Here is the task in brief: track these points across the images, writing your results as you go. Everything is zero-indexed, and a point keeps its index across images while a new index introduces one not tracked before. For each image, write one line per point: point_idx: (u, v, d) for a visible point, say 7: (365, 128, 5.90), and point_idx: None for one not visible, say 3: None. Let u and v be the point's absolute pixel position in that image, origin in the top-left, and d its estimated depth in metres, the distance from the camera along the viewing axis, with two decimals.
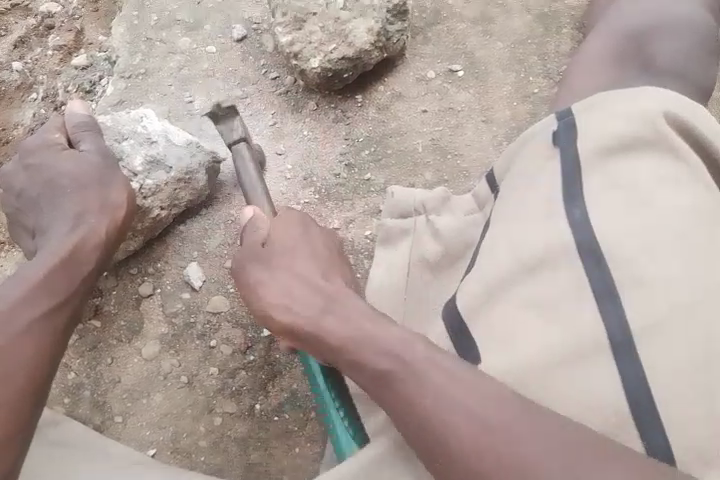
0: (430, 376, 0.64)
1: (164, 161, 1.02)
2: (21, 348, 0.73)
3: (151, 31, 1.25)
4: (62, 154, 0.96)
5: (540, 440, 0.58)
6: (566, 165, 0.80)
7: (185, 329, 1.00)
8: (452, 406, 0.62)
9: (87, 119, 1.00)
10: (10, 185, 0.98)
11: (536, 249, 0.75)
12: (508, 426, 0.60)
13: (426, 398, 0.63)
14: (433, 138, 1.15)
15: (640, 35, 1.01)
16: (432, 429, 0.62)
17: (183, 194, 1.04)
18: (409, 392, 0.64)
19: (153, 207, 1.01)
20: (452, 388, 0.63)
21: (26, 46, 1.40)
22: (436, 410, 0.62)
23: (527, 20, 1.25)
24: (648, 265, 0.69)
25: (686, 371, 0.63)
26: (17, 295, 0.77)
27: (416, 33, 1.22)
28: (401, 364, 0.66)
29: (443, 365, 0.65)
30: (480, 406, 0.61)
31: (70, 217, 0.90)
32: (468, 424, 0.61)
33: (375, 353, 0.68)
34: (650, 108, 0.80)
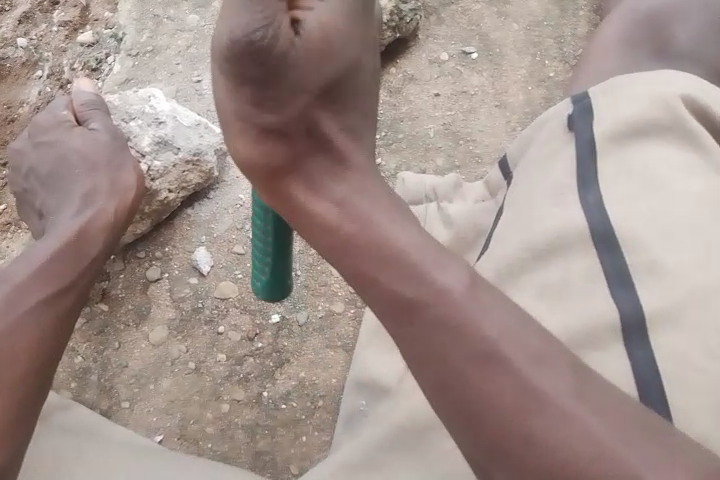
0: (473, 318, 0.53)
1: (172, 142, 1.00)
2: (26, 336, 0.71)
3: (160, 7, 1.22)
4: (71, 132, 0.95)
5: (596, 413, 0.49)
6: (582, 149, 0.78)
7: (193, 314, 0.99)
8: (496, 357, 0.51)
9: (94, 97, 0.99)
10: (19, 163, 0.97)
11: (551, 240, 0.73)
12: (560, 391, 0.50)
13: (455, 341, 0.52)
14: (445, 123, 1.12)
15: (663, 17, 0.97)
16: (465, 380, 0.51)
17: (192, 176, 1.02)
18: (449, 328, 0.53)
19: (162, 190, 0.99)
20: (504, 334, 0.53)
21: (31, 22, 1.36)
22: (473, 358, 0.51)
23: (544, 1, 1.21)
24: (663, 255, 0.67)
25: (701, 361, 0.61)
26: (23, 276, 0.76)
27: (430, 13, 1.19)
28: (440, 294, 0.55)
29: (490, 307, 0.55)
30: (527, 364, 0.51)
31: (78, 196, 0.88)
32: (513, 379, 0.50)
33: (407, 278, 0.56)
34: (669, 92, 0.77)
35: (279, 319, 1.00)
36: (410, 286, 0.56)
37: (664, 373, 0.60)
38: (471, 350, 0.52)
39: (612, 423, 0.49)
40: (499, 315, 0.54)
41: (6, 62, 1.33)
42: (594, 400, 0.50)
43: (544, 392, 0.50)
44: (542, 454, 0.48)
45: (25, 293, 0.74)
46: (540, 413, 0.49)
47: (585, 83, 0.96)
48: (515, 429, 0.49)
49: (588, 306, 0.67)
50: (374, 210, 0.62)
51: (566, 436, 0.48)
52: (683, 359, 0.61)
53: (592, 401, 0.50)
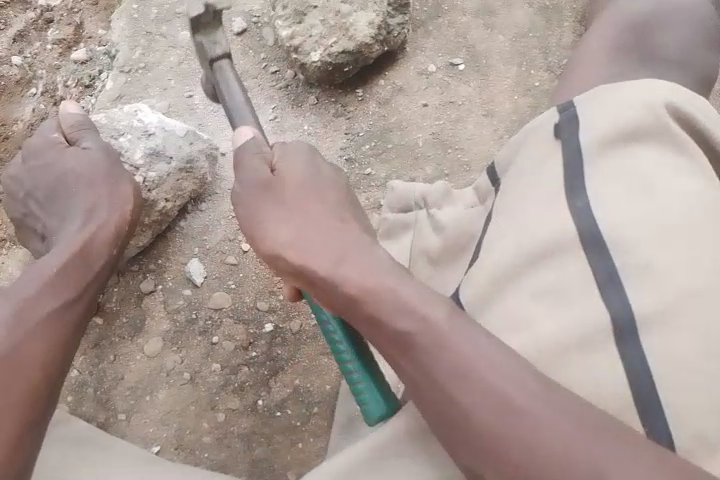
0: (454, 343, 0.60)
1: (164, 152, 1.01)
2: (35, 350, 0.72)
3: (151, 24, 1.23)
4: (64, 153, 0.95)
5: (566, 419, 0.56)
6: (570, 156, 0.80)
7: (188, 326, 1.00)
8: (476, 378, 0.58)
9: (82, 117, 0.98)
10: (16, 188, 0.99)
11: (543, 244, 0.74)
12: (530, 400, 0.57)
13: (440, 364, 0.60)
14: (434, 133, 1.14)
15: (644, 26, 0.99)
16: (449, 392, 0.59)
17: (186, 184, 1.03)
18: (431, 353, 0.60)
19: (159, 200, 1.00)
20: (479, 354, 0.59)
21: (26, 40, 1.39)
22: (455, 379, 0.59)
23: (529, 12, 1.24)
24: (654, 258, 0.68)
25: (693, 359, 0.63)
26: (31, 292, 0.77)
27: (417, 25, 1.21)
28: (426, 324, 0.61)
29: (470, 330, 0.61)
30: (503, 380, 0.58)
31: (81, 212, 0.89)
32: (490, 395, 0.58)
33: (398, 310, 0.63)
34: (654, 99, 0.79)
35: (273, 329, 1.00)
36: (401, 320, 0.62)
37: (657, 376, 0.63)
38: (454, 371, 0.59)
39: (583, 424, 0.55)
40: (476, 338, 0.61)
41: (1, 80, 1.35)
42: (562, 406, 0.56)
43: (516, 402, 0.57)
44: (522, 458, 0.55)
45: (31, 308, 0.75)
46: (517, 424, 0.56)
47: (570, 92, 0.97)
48: (495, 437, 0.56)
49: (576, 308, 0.69)
50: (358, 252, 0.68)
51: (539, 440, 0.55)
52: (674, 357, 0.63)
53: (559, 405, 0.57)
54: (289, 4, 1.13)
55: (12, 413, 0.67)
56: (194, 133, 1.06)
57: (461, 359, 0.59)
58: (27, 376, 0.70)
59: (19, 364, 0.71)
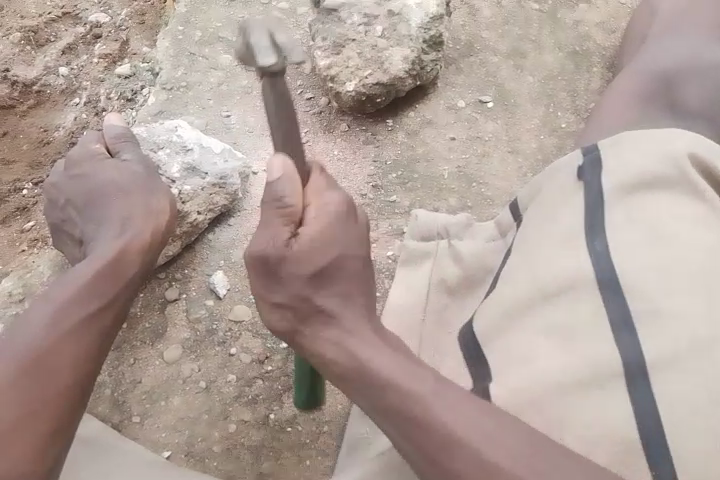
0: (432, 406, 0.63)
1: (200, 168, 1.07)
2: (68, 352, 0.76)
3: (195, 45, 1.30)
4: (103, 163, 1.01)
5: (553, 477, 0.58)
6: (591, 200, 0.82)
7: (207, 336, 1.02)
8: (457, 444, 0.60)
9: (122, 130, 1.05)
10: (55, 195, 1.03)
11: (559, 282, 0.76)
12: (515, 464, 0.59)
13: (426, 432, 0.62)
14: (459, 166, 1.17)
15: (671, 76, 1.02)
16: (433, 459, 0.61)
17: (218, 198, 1.07)
18: (414, 424, 0.62)
19: (191, 212, 1.04)
20: (457, 420, 0.62)
21: (74, 52, 1.46)
22: (438, 444, 0.61)
23: (559, 57, 1.28)
24: (667, 303, 0.69)
25: (702, 406, 0.64)
26: (67, 294, 0.80)
27: (449, 63, 1.26)
28: (403, 398, 0.63)
29: (448, 394, 0.64)
30: (484, 445, 0.60)
31: (113, 222, 0.92)
32: (475, 459, 0.59)
33: (380, 381, 0.65)
34: (675, 149, 0.81)
35: (289, 345, 1.02)
36: (388, 393, 0.64)
37: (663, 421, 0.64)
38: (438, 439, 0.61)
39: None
40: (454, 406, 0.62)
41: (46, 88, 1.42)
42: (552, 465, 0.58)
43: (502, 466, 0.58)
44: None
45: (63, 312, 0.78)
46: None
47: (590, 136, 1.01)
48: None
49: (592, 345, 0.70)
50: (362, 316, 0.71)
51: None
52: (683, 405, 0.64)
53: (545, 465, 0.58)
54: (328, 35, 1.17)
55: (43, 412, 0.72)
56: (230, 152, 1.11)
57: (445, 428, 0.61)
58: (58, 383, 0.74)
59: (53, 370, 0.74)
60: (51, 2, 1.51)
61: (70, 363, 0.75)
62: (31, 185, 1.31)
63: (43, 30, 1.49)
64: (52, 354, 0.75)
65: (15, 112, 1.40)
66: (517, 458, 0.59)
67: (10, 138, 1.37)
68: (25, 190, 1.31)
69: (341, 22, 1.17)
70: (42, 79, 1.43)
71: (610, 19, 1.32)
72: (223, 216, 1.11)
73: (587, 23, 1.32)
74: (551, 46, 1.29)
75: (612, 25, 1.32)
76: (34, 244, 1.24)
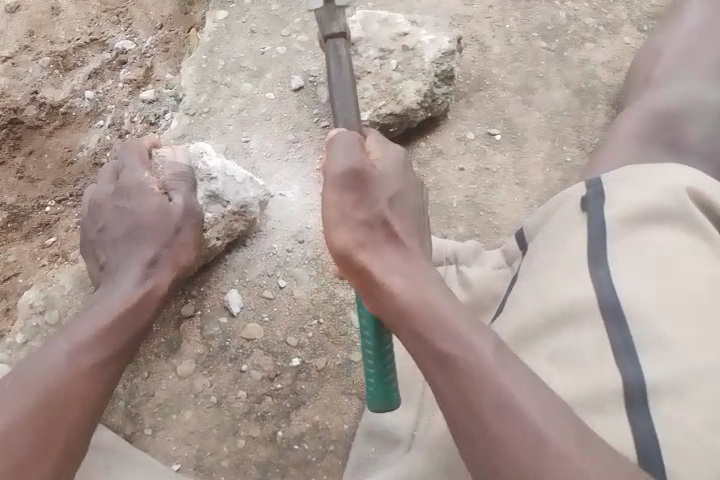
0: (497, 373, 0.67)
1: (223, 197, 1.09)
2: (89, 383, 0.84)
3: (218, 74, 1.36)
4: (146, 197, 1.04)
5: (592, 461, 0.62)
6: (595, 228, 0.85)
7: (219, 352, 1.05)
8: (509, 408, 0.65)
9: (184, 169, 1.09)
10: (94, 216, 1.07)
11: (563, 307, 0.79)
12: (563, 442, 0.63)
13: (481, 387, 0.66)
14: (468, 195, 1.21)
15: (674, 115, 1.07)
16: (482, 419, 0.65)
17: (237, 225, 1.11)
18: (476, 379, 0.67)
19: (211, 238, 1.09)
20: (519, 391, 0.66)
21: (100, 77, 1.53)
22: (491, 403, 0.65)
23: (566, 93, 1.33)
24: (666, 330, 0.72)
25: (701, 431, 0.66)
26: (92, 322, 0.90)
27: (460, 96, 1.31)
28: (474, 355, 0.68)
29: (514, 368, 0.68)
30: (538, 413, 0.64)
31: (136, 266, 0.98)
32: (526, 428, 0.63)
33: (449, 337, 0.70)
34: (675, 183, 0.85)
35: (299, 363, 1.05)
36: (457, 347, 0.69)
37: (664, 445, 0.66)
38: (492, 399, 0.65)
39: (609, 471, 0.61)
40: (517, 376, 0.67)
41: (72, 111, 1.48)
42: (592, 450, 0.62)
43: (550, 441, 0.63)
44: None
45: (89, 337, 0.88)
46: (548, 462, 0.62)
47: (594, 170, 1.05)
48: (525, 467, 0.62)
49: (594, 372, 0.73)
50: (420, 272, 0.76)
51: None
52: (684, 429, 0.66)
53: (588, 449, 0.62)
54: None
55: (59, 436, 0.79)
56: (252, 180, 1.13)
57: (501, 390, 0.66)
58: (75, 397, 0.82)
59: (73, 384, 0.83)
60: (80, 29, 1.59)
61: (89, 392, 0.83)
62: (54, 202, 1.36)
63: (71, 55, 1.56)
64: (71, 375, 0.83)
65: (41, 131, 1.46)
66: (570, 436, 0.63)
67: (36, 157, 1.43)
68: (48, 206, 1.36)
69: (358, 57, 1.23)
70: (69, 101, 1.49)
71: (616, 58, 1.38)
72: (239, 239, 1.15)
73: (593, 61, 1.37)
74: (559, 83, 1.34)
75: (617, 64, 1.37)
76: (54, 258, 1.28)
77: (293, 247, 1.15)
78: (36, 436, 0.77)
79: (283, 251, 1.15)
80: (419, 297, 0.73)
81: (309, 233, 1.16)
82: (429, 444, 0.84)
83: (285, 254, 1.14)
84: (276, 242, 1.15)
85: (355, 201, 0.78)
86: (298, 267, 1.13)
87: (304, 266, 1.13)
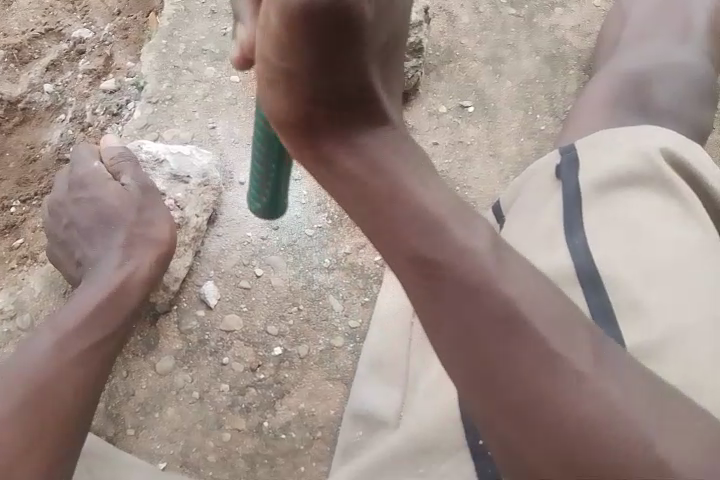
0: (491, 278, 0.61)
1: (181, 174, 1.10)
2: (68, 380, 0.82)
3: (179, 59, 1.31)
4: (107, 185, 1.04)
5: (601, 368, 0.56)
6: (569, 197, 0.84)
7: (199, 346, 1.03)
8: (510, 325, 0.58)
9: (124, 150, 1.07)
10: (59, 215, 1.05)
11: (543, 280, 0.78)
12: (572, 351, 0.57)
13: (476, 301, 0.60)
14: (443, 170, 1.19)
15: (645, 77, 1.05)
16: (475, 329, 0.59)
17: (207, 197, 1.11)
18: (468, 283, 0.61)
19: (191, 217, 1.09)
20: (522, 297, 0.60)
21: (58, 69, 1.47)
22: (489, 316, 0.59)
23: (537, 60, 1.31)
24: (643, 296, 0.72)
25: (680, 395, 0.65)
26: (75, 319, 0.87)
27: (430, 69, 1.28)
28: (463, 254, 0.63)
29: (512, 272, 0.62)
30: (539, 324, 0.58)
31: (116, 257, 0.97)
32: (531, 341, 0.57)
33: (430, 232, 0.64)
34: (649, 146, 0.84)
35: (281, 352, 1.04)
36: (441, 247, 0.63)
37: None
38: (487, 310, 0.59)
39: (623, 379, 0.56)
40: (515, 283, 0.61)
41: (32, 105, 1.43)
42: (604, 358, 0.57)
43: (557, 350, 0.57)
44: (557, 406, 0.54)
45: (74, 336, 0.85)
46: (557, 379, 0.55)
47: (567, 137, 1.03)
48: (532, 387, 0.55)
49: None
50: (396, 154, 0.71)
51: (580, 393, 0.54)
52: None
53: (600, 360, 0.57)
54: None
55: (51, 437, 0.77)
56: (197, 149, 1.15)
57: (498, 299, 0.60)
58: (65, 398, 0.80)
59: (62, 385, 0.81)
60: (33, 19, 1.53)
61: (72, 389, 0.81)
62: (20, 202, 1.32)
63: (26, 47, 1.49)
64: (58, 376, 0.81)
65: (1, 129, 1.41)
66: (575, 345, 0.57)
67: None
68: (14, 206, 1.31)
69: None
70: (27, 96, 1.44)
71: (585, 22, 1.36)
72: (213, 215, 1.14)
73: (563, 26, 1.35)
74: (529, 50, 1.32)
75: (588, 28, 1.35)
76: (23, 260, 1.24)
77: (267, 234, 1.13)
78: (20, 441, 0.75)
79: (257, 239, 1.12)
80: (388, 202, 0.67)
81: (284, 219, 1.14)
82: (415, 427, 0.83)
83: (259, 241, 1.12)
84: (249, 230, 1.13)
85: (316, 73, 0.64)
86: (274, 254, 1.11)
87: (280, 253, 1.11)
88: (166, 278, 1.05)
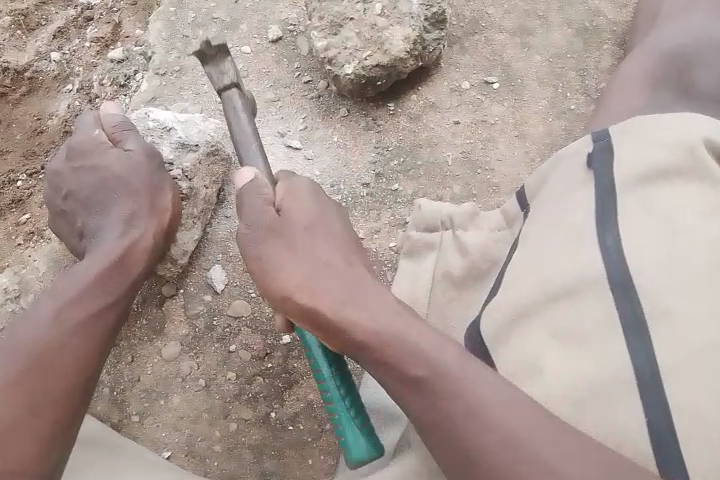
0: (454, 378, 0.63)
1: (190, 142, 1.02)
2: (68, 357, 0.77)
3: (188, 28, 1.24)
4: (107, 153, 0.97)
5: (578, 458, 0.57)
6: (601, 191, 0.77)
7: (206, 332, 1.00)
8: (479, 411, 0.61)
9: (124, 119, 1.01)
10: (57, 186, 1.00)
11: (571, 282, 0.71)
12: (545, 445, 0.58)
13: (449, 402, 0.62)
14: (464, 151, 1.12)
15: (685, 56, 0.97)
16: (453, 429, 0.61)
17: (217, 169, 1.06)
18: (435, 383, 0.64)
19: (201, 188, 1.03)
20: (480, 392, 0.62)
21: (65, 36, 1.41)
22: (460, 413, 0.61)
23: (568, 33, 1.22)
24: (679, 302, 0.64)
25: (700, 405, 0.60)
26: (73, 293, 0.82)
27: (453, 41, 1.20)
28: (430, 365, 0.64)
29: (473, 370, 0.64)
30: (507, 415, 0.60)
31: (117, 221, 0.92)
32: (496, 433, 0.60)
33: (402, 350, 0.66)
34: (693, 136, 0.76)
35: (290, 341, 1.00)
36: (411, 359, 0.66)
37: (678, 431, 0.60)
38: (463, 410, 0.61)
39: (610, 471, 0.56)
40: (492, 383, 0.62)
41: (38, 75, 1.38)
42: (584, 449, 0.57)
43: (527, 441, 0.59)
44: None
45: (69, 310, 0.80)
46: (528, 461, 0.58)
47: (602, 120, 0.96)
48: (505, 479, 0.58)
49: (599, 356, 0.66)
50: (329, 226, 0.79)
51: None
52: (702, 413, 0.59)
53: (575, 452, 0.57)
54: (325, 14, 1.11)
55: (46, 419, 0.73)
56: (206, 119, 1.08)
57: (462, 392, 0.62)
58: (65, 378, 0.76)
59: (61, 368, 0.76)
60: None
61: (68, 364, 0.77)
62: (26, 176, 1.28)
63: (33, 13, 1.44)
64: (53, 351, 0.77)
65: (8, 99, 1.37)
66: (550, 438, 0.58)
67: (4, 128, 1.34)
68: (20, 181, 1.28)
69: (339, 1, 1.11)
70: (34, 65, 1.39)
71: None
72: (222, 196, 1.09)
73: None
74: (560, 22, 1.22)
75: None
76: (30, 237, 1.21)
77: None
78: (21, 409, 0.72)
79: None
80: (348, 289, 0.72)
81: None
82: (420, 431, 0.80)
83: None
84: None
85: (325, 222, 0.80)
86: None
87: None
88: (174, 249, 1.00)
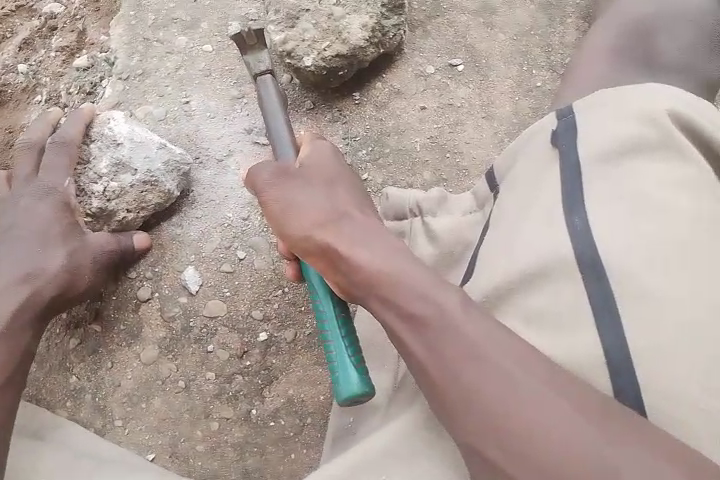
0: (461, 324, 0.63)
1: (129, 164, 0.99)
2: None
3: (149, 30, 1.23)
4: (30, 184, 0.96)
5: (576, 404, 0.58)
6: (567, 168, 0.75)
7: (183, 334, 1.00)
8: (482, 357, 0.61)
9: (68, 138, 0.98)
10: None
11: (538, 264, 0.70)
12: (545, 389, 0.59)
13: (452, 344, 0.63)
14: (432, 136, 1.12)
15: (645, 27, 0.96)
16: (453, 371, 0.62)
17: (151, 197, 1.01)
18: (443, 326, 0.63)
19: (119, 209, 1.00)
20: (486, 339, 0.62)
21: (31, 47, 1.38)
22: (462, 358, 0.62)
23: (531, 10, 1.20)
24: (647, 281, 0.64)
25: (691, 388, 0.59)
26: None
27: (415, 25, 1.18)
28: (438, 310, 0.64)
29: (479, 318, 0.64)
30: (510, 362, 0.61)
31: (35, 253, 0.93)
32: (497, 378, 0.60)
33: (412, 295, 0.66)
34: (658, 108, 0.74)
35: (267, 338, 1.00)
36: (420, 304, 0.65)
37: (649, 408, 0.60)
38: (468, 353, 0.62)
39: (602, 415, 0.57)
40: (495, 332, 0.63)
41: (6, 88, 1.36)
42: (581, 397, 0.58)
43: (527, 386, 0.59)
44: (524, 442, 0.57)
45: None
46: (524, 405, 0.58)
47: (577, 87, 0.92)
48: (497, 421, 0.59)
49: (570, 338, 0.65)
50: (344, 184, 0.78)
51: (551, 424, 0.57)
52: (674, 389, 0.59)
53: (575, 397, 0.58)
54: (280, 8, 1.08)
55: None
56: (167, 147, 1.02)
57: (466, 337, 0.62)
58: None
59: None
60: None
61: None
62: None
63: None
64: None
65: None
66: (549, 381, 0.59)
67: None
68: None
69: None
70: (1, 78, 1.36)
71: None
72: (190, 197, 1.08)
73: None
74: None
75: None
76: None
77: (250, 215, 1.06)
78: None
79: (238, 220, 1.06)
80: (360, 241, 0.71)
81: None
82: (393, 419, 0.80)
83: (241, 223, 1.06)
84: (230, 211, 1.06)
85: (360, 198, 0.77)
86: (257, 235, 1.05)
87: (263, 234, 1.05)
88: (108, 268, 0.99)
